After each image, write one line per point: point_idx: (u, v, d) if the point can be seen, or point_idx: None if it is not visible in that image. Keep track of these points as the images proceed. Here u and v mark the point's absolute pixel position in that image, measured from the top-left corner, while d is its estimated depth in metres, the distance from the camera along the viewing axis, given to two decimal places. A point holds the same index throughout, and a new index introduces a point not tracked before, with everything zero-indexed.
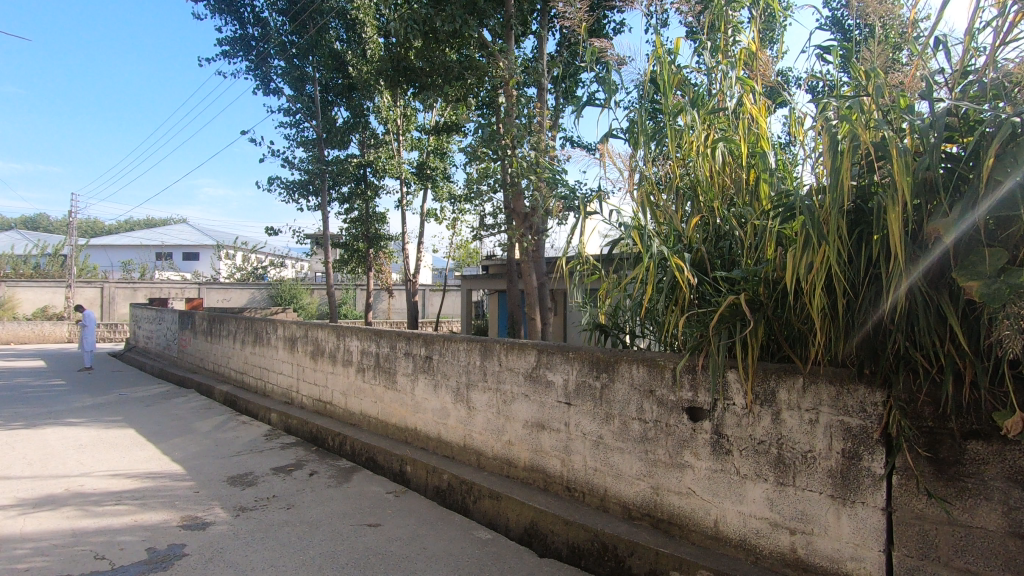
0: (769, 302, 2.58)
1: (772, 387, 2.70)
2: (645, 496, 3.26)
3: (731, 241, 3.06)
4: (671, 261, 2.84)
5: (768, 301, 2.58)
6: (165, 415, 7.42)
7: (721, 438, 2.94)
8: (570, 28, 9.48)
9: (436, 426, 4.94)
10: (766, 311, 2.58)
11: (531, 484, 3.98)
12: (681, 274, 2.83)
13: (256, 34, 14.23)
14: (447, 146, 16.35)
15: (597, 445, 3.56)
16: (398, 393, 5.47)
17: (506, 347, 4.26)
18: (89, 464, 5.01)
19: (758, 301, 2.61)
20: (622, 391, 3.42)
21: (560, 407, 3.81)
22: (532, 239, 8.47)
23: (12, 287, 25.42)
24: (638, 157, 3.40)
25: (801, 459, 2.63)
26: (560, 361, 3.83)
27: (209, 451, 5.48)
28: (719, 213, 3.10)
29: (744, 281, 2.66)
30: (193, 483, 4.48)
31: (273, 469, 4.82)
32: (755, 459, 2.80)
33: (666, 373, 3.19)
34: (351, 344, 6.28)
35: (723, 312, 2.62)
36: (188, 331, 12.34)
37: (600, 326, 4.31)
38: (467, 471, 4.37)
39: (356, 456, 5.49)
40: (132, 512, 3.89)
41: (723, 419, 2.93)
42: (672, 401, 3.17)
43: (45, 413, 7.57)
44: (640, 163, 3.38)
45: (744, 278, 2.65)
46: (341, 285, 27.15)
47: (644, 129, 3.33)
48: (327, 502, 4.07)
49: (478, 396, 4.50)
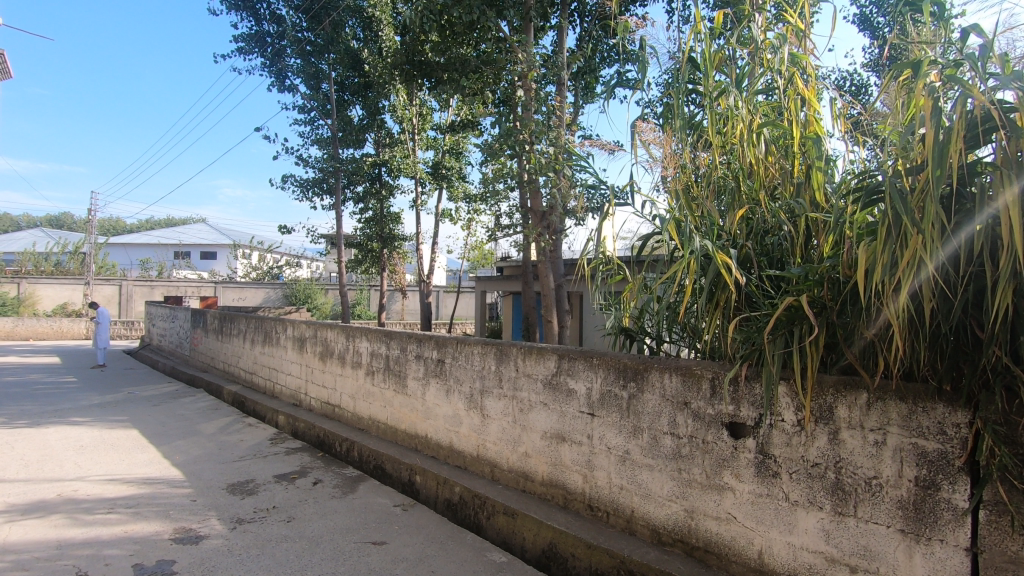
0: (834, 305, 2.24)
1: (830, 402, 2.37)
2: (678, 520, 2.94)
3: (779, 237, 2.72)
4: (716, 258, 2.50)
5: (832, 303, 2.23)
6: (171, 415, 7.23)
7: (767, 458, 2.61)
8: (591, 22, 9.17)
9: (448, 434, 4.65)
10: (829, 316, 2.22)
11: (550, 500, 3.67)
12: (727, 272, 2.49)
13: (273, 31, 14.11)
14: (463, 145, 16.11)
15: (624, 461, 3.24)
16: (408, 398, 5.20)
17: (524, 352, 3.96)
18: (86, 467, 4.80)
19: (819, 304, 2.26)
20: (652, 401, 3.10)
21: (583, 417, 3.50)
22: (549, 239, 8.15)
23: (32, 284, 25.71)
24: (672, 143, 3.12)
25: (864, 487, 2.29)
26: (582, 368, 3.52)
27: (211, 455, 5.25)
28: (765, 205, 2.77)
29: (800, 282, 2.32)
30: (191, 491, 4.24)
31: (275, 477, 4.56)
32: (808, 484, 2.46)
33: (703, 383, 2.87)
34: (361, 345, 6.03)
35: (780, 315, 2.27)
36: (199, 329, 12.22)
37: (623, 331, 4.00)
38: (480, 484, 4.07)
39: (364, 463, 5.22)
40: (123, 521, 3.65)
41: (770, 437, 2.60)
42: (710, 415, 2.84)
43: (51, 412, 7.43)
44: (675, 150, 3.09)
45: (802, 277, 2.32)
46: (355, 285, 27.06)
47: (681, 113, 3.03)
48: (330, 516, 3.80)
49: (493, 403, 4.20)
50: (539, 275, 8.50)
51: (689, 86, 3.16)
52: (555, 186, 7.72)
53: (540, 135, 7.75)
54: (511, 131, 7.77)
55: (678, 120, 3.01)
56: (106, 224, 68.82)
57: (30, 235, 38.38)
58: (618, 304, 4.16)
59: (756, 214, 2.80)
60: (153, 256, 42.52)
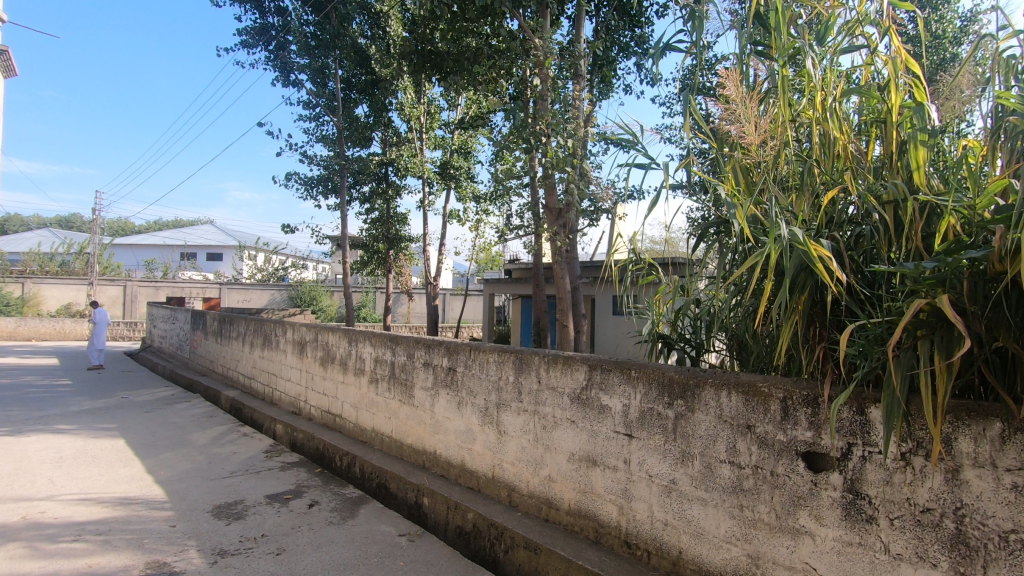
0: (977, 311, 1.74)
1: (949, 433, 1.88)
2: (739, 568, 2.45)
3: (872, 228, 2.27)
4: (806, 248, 1.94)
5: (975, 309, 1.74)
6: (163, 423, 6.80)
7: (857, 499, 2.12)
8: (608, 12, 8.72)
9: (460, 451, 4.18)
10: (973, 324, 1.74)
11: (578, 533, 3.19)
12: (822, 266, 1.93)
13: (277, 24, 13.72)
14: (471, 144, 15.69)
15: (669, 492, 2.75)
16: (415, 410, 4.73)
17: (547, 361, 3.49)
18: (60, 485, 4.36)
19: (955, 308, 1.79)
20: (706, 423, 2.62)
21: (618, 439, 3.02)
22: (565, 238, 7.66)
23: (37, 283, 25.46)
24: (728, 121, 2.73)
25: (998, 543, 1.80)
26: (618, 382, 3.04)
27: (199, 470, 4.79)
28: (853, 189, 2.30)
29: (924, 280, 1.83)
30: (171, 515, 3.78)
31: (267, 498, 4.10)
32: (916, 535, 1.97)
33: (770, 403, 2.39)
34: (365, 351, 5.57)
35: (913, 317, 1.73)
36: (199, 331, 11.82)
37: (659, 342, 3.48)
38: (497, 511, 3.60)
39: (366, 480, 4.75)
40: (89, 552, 3.20)
41: (863, 472, 2.11)
42: (780, 442, 2.36)
43: (37, 418, 7.01)
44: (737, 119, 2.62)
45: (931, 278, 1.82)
46: (360, 287, 26.65)
47: (738, 83, 2.60)
48: (326, 549, 3.32)
49: (511, 418, 3.73)
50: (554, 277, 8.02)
51: (753, 54, 2.73)
52: (572, 182, 7.26)
53: (557, 127, 7.26)
54: (527, 122, 7.30)
55: (736, 94, 2.57)
56: (115, 226, 68.98)
57: (38, 236, 38.36)
58: (654, 307, 3.66)
59: (839, 201, 2.37)
60: (159, 257, 42.31)
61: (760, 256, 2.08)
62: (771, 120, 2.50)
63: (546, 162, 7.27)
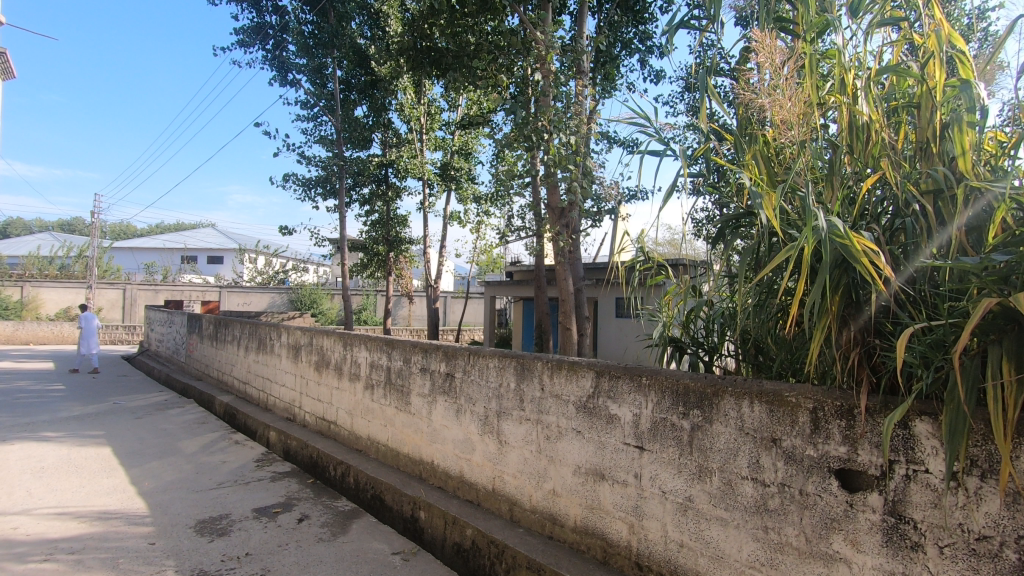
0: None
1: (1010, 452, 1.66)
2: None
3: (912, 220, 2.05)
4: (848, 240, 1.75)
5: None
6: (153, 430, 6.57)
7: (900, 523, 1.89)
8: (612, 7, 8.52)
9: (458, 462, 3.95)
10: None
11: (585, 552, 2.96)
12: (868, 261, 1.73)
13: (275, 23, 13.53)
14: (472, 145, 15.50)
15: (684, 510, 2.53)
16: (411, 417, 4.50)
17: (551, 367, 3.26)
18: (37, 498, 4.13)
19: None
20: (725, 436, 2.39)
21: (628, 452, 2.79)
22: (568, 239, 7.43)
23: (35, 287, 25.29)
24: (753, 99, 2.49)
25: None
26: (628, 390, 2.82)
27: (185, 481, 4.57)
28: (891, 177, 2.08)
29: (984, 275, 1.63)
30: (150, 531, 3.55)
31: (254, 512, 3.87)
32: (971, 566, 1.74)
33: (797, 415, 2.17)
34: (360, 356, 5.35)
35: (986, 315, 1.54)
36: (195, 335, 11.61)
37: (670, 345, 3.27)
38: (497, 526, 3.37)
39: (361, 491, 4.53)
40: (58, 573, 2.98)
41: (906, 493, 1.88)
42: (809, 457, 2.13)
43: (23, 425, 6.79)
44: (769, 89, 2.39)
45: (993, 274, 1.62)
46: (360, 290, 26.43)
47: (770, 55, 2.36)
48: (313, 569, 3.10)
49: (512, 428, 3.51)
50: (557, 279, 7.79)
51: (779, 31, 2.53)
52: (576, 180, 7.04)
53: (561, 123, 7.04)
54: (530, 118, 7.07)
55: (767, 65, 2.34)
56: (117, 230, 68.88)
57: (38, 239, 38.24)
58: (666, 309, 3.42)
59: (873, 192, 2.16)
60: (159, 260, 42.15)
61: (793, 251, 1.87)
62: (799, 101, 2.28)
63: (548, 159, 7.05)
